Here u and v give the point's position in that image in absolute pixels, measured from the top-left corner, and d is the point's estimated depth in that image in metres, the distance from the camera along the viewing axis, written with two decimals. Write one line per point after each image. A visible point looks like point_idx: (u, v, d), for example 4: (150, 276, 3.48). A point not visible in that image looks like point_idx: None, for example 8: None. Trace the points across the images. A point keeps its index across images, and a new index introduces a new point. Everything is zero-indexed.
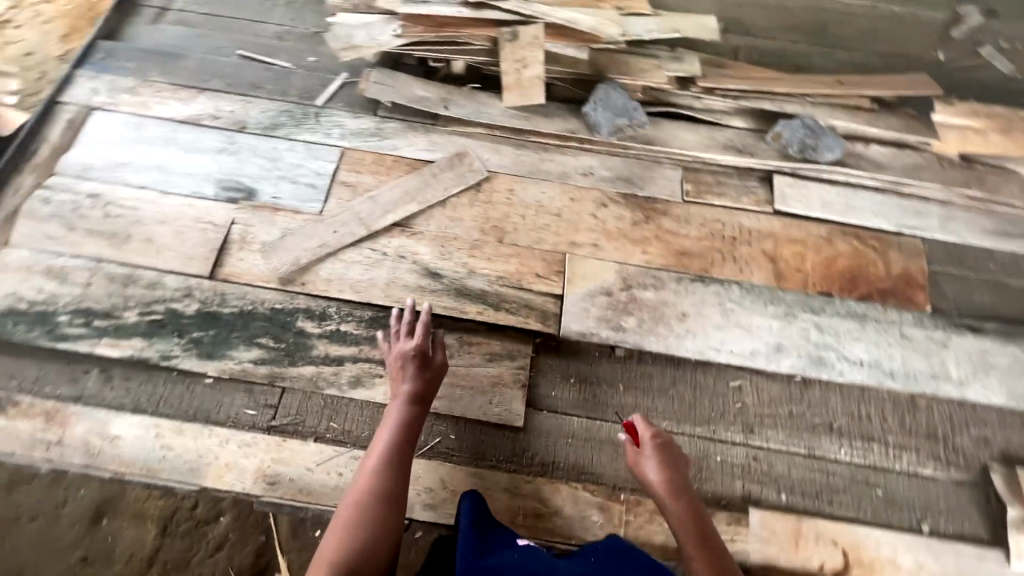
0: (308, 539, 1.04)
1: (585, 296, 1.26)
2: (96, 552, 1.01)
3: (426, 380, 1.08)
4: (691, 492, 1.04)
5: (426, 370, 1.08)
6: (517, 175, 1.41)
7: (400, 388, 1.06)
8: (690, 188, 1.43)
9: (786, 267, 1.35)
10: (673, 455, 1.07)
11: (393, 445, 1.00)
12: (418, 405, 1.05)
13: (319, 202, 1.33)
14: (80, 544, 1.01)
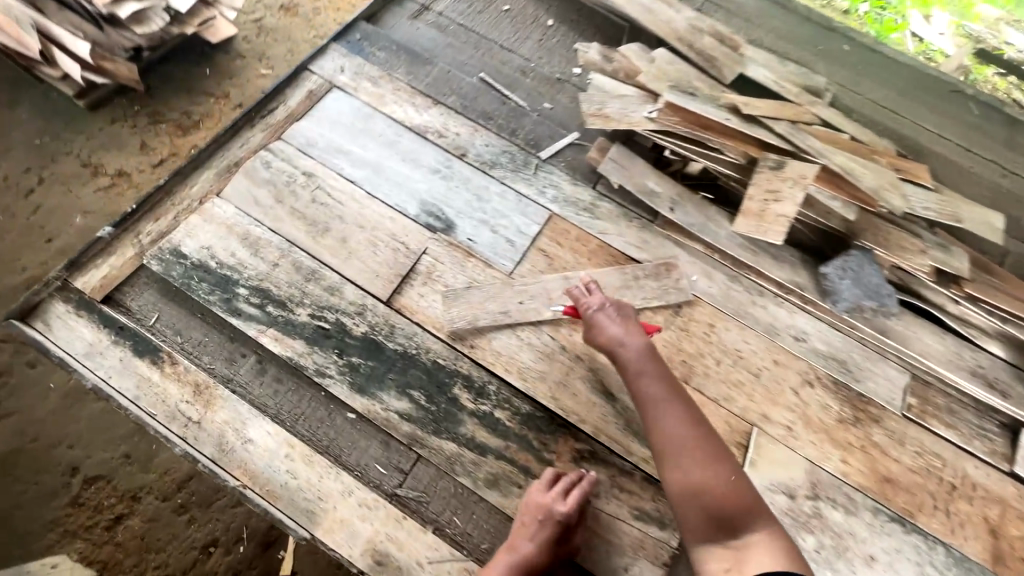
0: None
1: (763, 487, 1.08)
2: (136, 453, 1.44)
3: (549, 554, 0.95)
4: (640, 337, 1.04)
5: (554, 545, 0.96)
6: (722, 311, 1.25)
7: (517, 547, 0.95)
8: (914, 402, 1.21)
9: (1010, 550, 1.09)
10: (621, 311, 1.08)
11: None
12: None
13: (513, 262, 1.24)
14: (126, 443, 1.44)
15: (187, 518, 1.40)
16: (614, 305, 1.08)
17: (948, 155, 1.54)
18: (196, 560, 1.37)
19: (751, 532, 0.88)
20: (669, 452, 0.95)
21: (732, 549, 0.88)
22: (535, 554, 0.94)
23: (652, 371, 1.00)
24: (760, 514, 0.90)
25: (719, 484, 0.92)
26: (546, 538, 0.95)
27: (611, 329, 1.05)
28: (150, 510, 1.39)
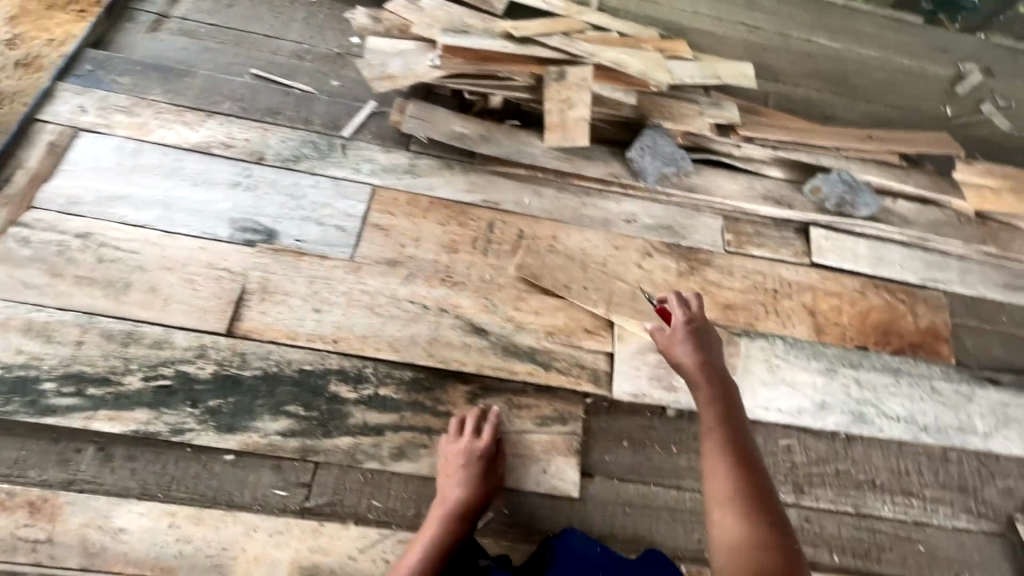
0: None
1: (636, 352, 1.21)
2: None
3: (477, 492, 0.99)
4: (710, 353, 1.05)
5: (479, 482, 0.99)
6: (559, 221, 1.35)
7: (448, 496, 0.98)
8: (731, 237, 1.42)
9: (825, 321, 1.36)
10: (705, 336, 1.08)
11: (431, 555, 0.92)
12: (461, 522, 0.96)
13: (350, 247, 1.21)
14: None
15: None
16: (701, 329, 1.08)
17: (704, 28, 1.75)
18: None
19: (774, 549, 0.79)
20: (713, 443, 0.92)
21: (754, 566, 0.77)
22: (464, 497, 0.98)
23: (722, 375, 1.02)
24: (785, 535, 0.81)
25: (757, 494, 0.85)
26: (469, 478, 0.99)
27: (687, 340, 1.06)
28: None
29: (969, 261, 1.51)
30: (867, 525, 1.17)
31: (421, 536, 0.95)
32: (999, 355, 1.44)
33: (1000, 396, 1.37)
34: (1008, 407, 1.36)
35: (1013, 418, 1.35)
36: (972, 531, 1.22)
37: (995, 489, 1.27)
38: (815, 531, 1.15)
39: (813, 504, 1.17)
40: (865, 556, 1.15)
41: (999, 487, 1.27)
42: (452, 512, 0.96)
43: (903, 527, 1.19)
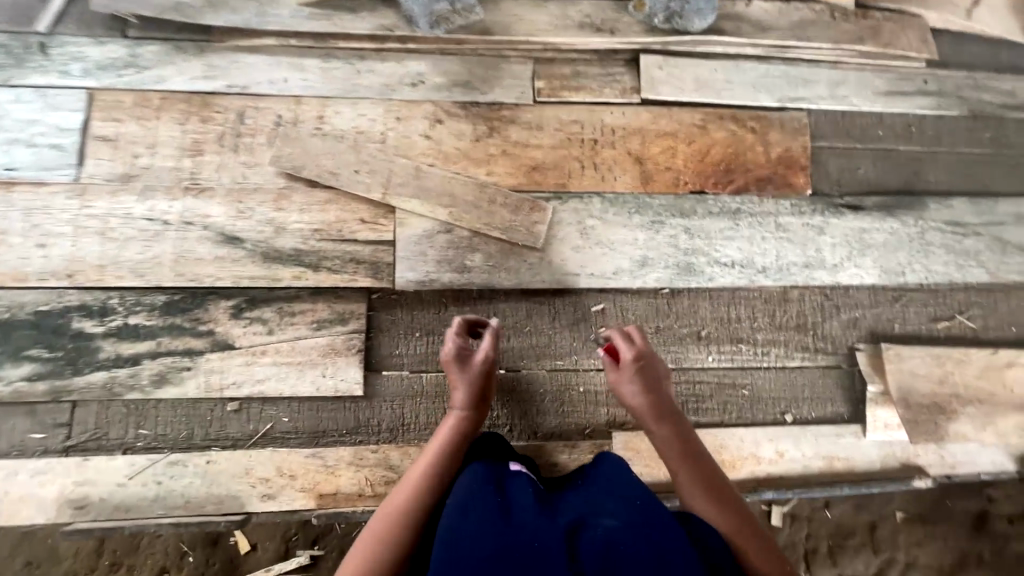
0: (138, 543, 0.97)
1: (421, 236, 1.08)
2: None
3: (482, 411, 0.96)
4: (663, 383, 0.99)
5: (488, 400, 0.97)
6: (327, 97, 1.13)
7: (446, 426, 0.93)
8: (544, 85, 1.19)
9: (654, 168, 1.18)
10: (657, 364, 1.00)
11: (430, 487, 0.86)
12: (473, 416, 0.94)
13: (73, 167, 1.04)
14: (18, 552, 0.94)
15: (127, 568, 0.96)
16: (653, 359, 1.00)
17: None
18: None
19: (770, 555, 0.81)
20: (679, 477, 0.90)
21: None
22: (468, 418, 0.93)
23: (670, 406, 0.96)
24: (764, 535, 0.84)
25: (740, 509, 0.86)
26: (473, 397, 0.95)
27: (637, 378, 0.98)
28: None
29: (842, 67, 1.27)
30: (686, 378, 1.12)
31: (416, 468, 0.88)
32: (870, 177, 1.26)
33: (857, 223, 1.23)
34: (865, 233, 1.22)
35: (870, 245, 1.22)
36: (806, 368, 1.16)
37: (837, 322, 1.19)
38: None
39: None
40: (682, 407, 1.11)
41: (842, 318, 1.19)
42: (442, 459, 0.89)
43: (726, 375, 1.14)
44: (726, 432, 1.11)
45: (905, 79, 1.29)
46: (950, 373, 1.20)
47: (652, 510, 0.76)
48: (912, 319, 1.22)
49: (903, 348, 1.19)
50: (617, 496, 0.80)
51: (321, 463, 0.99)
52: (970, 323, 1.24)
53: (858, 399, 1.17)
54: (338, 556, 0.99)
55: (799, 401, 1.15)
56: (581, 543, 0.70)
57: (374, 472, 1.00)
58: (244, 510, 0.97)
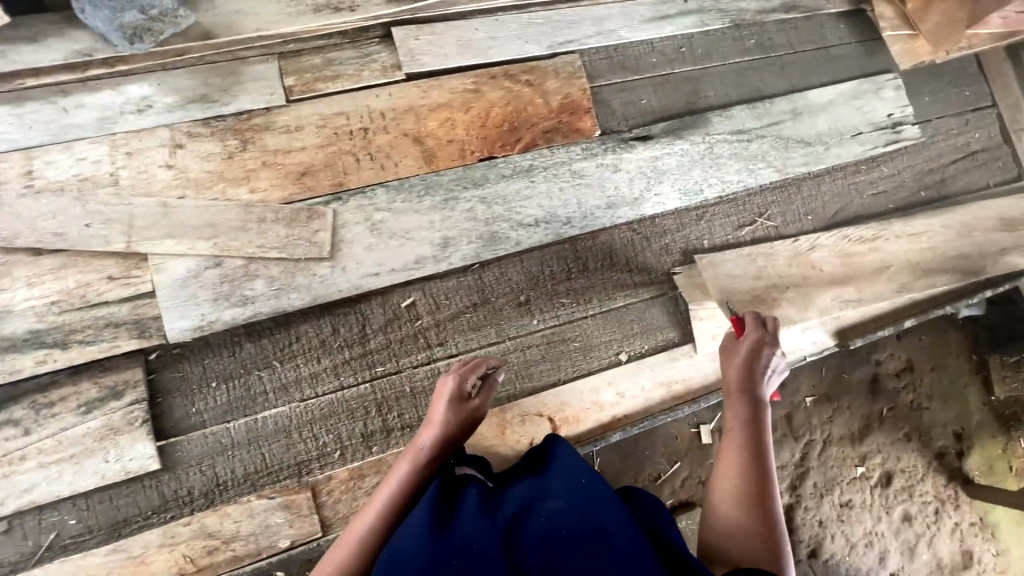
0: None
1: (185, 278, 0.97)
2: None
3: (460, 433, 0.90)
4: (754, 370, 0.92)
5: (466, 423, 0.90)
6: (31, 147, 0.97)
7: (420, 443, 0.86)
8: (294, 81, 1.09)
9: (436, 143, 1.13)
10: (763, 355, 0.94)
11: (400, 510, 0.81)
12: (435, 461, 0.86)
13: None
14: None
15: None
16: (763, 344, 0.95)
17: None
18: None
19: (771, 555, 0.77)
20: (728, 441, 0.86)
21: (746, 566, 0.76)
22: (444, 438, 0.87)
23: (754, 393, 0.90)
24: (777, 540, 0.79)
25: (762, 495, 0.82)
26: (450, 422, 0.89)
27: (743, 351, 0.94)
28: None
29: (603, 2, 1.27)
30: (516, 346, 1.12)
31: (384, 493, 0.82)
32: (653, 105, 1.29)
33: (650, 153, 1.25)
34: (659, 161, 1.25)
35: (666, 170, 1.26)
36: (631, 304, 1.19)
37: (652, 254, 1.23)
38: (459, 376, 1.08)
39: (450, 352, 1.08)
40: (518, 376, 1.11)
41: (654, 250, 1.23)
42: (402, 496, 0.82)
43: (555, 332, 1.14)
44: (565, 389, 1.12)
45: (665, 3, 1.32)
46: (761, 270, 1.28)
47: (598, 485, 0.74)
48: (721, 233, 1.29)
49: (715, 261, 1.24)
50: (564, 477, 0.76)
51: (126, 555, 0.89)
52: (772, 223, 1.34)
53: (684, 320, 1.22)
54: None
55: (631, 340, 1.18)
56: (523, 538, 0.66)
57: (192, 545, 0.91)
58: None
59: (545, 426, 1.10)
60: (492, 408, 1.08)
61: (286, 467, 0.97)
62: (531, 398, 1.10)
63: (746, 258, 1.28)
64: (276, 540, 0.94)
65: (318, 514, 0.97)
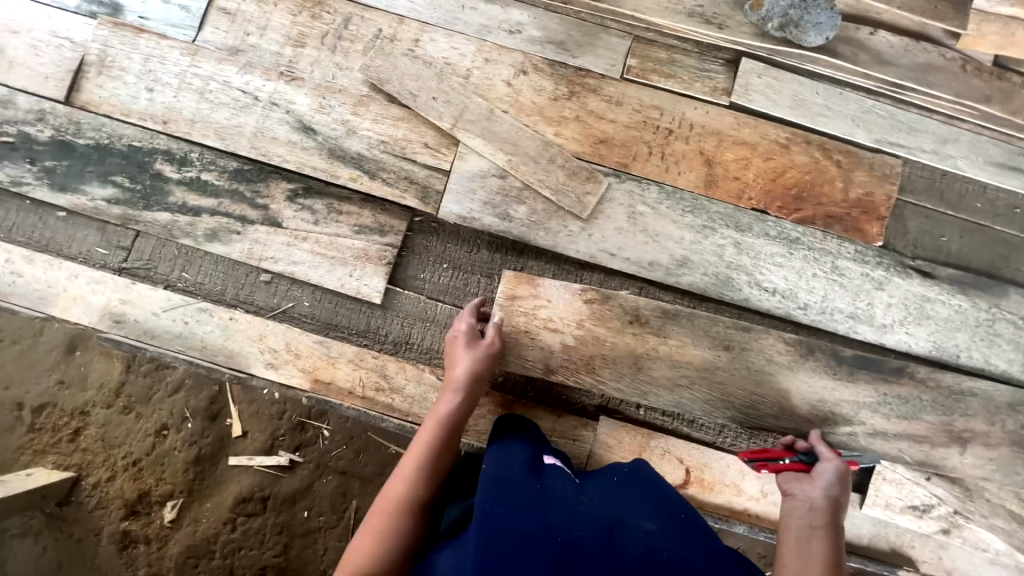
0: (140, 370, 1.27)
1: (474, 174, 1.12)
2: (71, 377, 1.26)
3: (484, 368, 0.99)
4: (819, 480, 0.94)
5: (487, 356, 0.99)
6: (428, 23, 1.17)
7: (453, 375, 0.98)
8: (635, 63, 1.18)
9: (722, 174, 1.15)
10: (836, 482, 0.94)
11: (445, 434, 0.94)
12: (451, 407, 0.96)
13: (192, 30, 1.14)
14: (57, 370, 1.26)
15: (134, 415, 1.26)
16: (828, 466, 0.96)
17: None
18: (154, 443, 1.25)
19: None
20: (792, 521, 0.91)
21: None
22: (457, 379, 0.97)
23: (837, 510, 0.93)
24: None
25: None
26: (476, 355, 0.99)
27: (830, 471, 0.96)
28: (100, 417, 1.26)
29: (957, 124, 1.17)
30: (587, 337, 1.07)
31: (429, 428, 0.95)
32: (951, 248, 1.17)
33: (922, 290, 1.14)
34: (928, 303, 1.14)
35: (931, 316, 1.14)
36: (716, 365, 1.08)
37: (776, 340, 1.09)
38: (524, 336, 1.06)
39: (508, 302, 1.06)
40: (578, 368, 1.07)
41: (777, 338, 1.09)
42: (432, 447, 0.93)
43: (628, 348, 1.07)
44: (713, 454, 1.10)
45: None
46: (931, 445, 1.09)
47: (692, 522, 0.79)
48: (883, 368, 1.09)
49: (840, 389, 1.09)
50: (650, 504, 0.81)
51: (325, 351, 1.06)
52: (954, 397, 1.10)
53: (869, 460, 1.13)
54: (313, 467, 1.26)
55: (698, 401, 1.07)
56: (621, 539, 0.72)
57: (369, 376, 1.05)
58: (248, 370, 1.05)
59: (678, 475, 1.08)
60: (640, 427, 1.10)
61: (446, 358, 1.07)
62: (678, 441, 1.10)
63: (890, 409, 1.09)
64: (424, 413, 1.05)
65: None
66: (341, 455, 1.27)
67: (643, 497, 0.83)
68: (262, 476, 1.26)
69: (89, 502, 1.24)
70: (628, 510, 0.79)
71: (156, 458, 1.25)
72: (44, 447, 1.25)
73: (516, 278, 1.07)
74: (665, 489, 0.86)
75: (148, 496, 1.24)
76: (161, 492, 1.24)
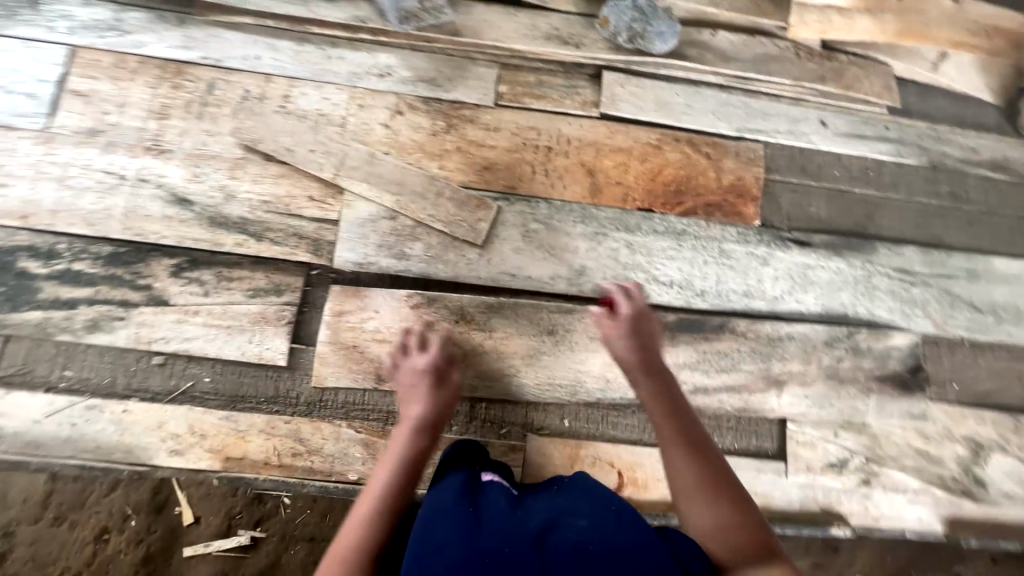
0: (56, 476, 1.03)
1: (365, 220, 1.12)
2: None
3: (438, 404, 0.99)
4: (626, 355, 1.01)
5: (438, 394, 1.00)
6: (295, 77, 1.17)
7: (415, 409, 0.98)
8: (506, 89, 1.22)
9: (605, 181, 1.21)
10: (642, 333, 1.02)
11: (407, 474, 0.91)
12: (417, 437, 0.95)
13: (43, 117, 1.09)
14: None
15: (68, 523, 1.02)
16: (615, 331, 1.03)
17: None
18: (94, 554, 1.01)
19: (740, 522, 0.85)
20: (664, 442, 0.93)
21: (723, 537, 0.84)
22: (422, 411, 0.97)
23: (661, 370, 1.00)
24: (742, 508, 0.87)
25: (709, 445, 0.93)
26: (427, 392, 1.00)
27: (616, 333, 1.03)
28: (27, 537, 1.01)
29: (804, 104, 1.29)
30: None
31: (388, 462, 0.92)
32: (821, 215, 1.28)
33: (802, 259, 1.23)
34: (810, 270, 1.23)
35: (815, 281, 1.23)
36: (541, 350, 1.12)
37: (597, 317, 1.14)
38: (354, 351, 1.07)
39: (335, 318, 1.08)
40: None
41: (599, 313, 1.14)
42: (396, 479, 0.90)
43: (455, 347, 1.10)
44: (642, 450, 1.13)
45: (866, 123, 1.31)
46: (821, 395, 1.20)
47: (626, 511, 0.77)
48: (704, 328, 1.18)
49: (665, 352, 1.16)
50: (590, 497, 0.80)
51: (234, 426, 1.03)
52: (775, 342, 1.19)
53: (781, 419, 1.19)
54: (278, 541, 1.04)
55: (532, 385, 1.11)
56: (549, 544, 0.70)
57: (284, 443, 1.03)
58: (152, 462, 1.01)
59: (611, 479, 1.11)
60: (569, 438, 1.12)
61: (354, 407, 1.07)
62: (606, 445, 1.12)
63: (743, 364, 1.18)
64: (348, 469, 1.04)
65: None
66: (308, 521, 1.04)
67: (584, 491, 0.81)
68: (223, 562, 1.03)
69: None
70: (560, 511, 0.76)
71: (98, 567, 1.01)
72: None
73: (343, 292, 1.09)
74: (595, 484, 0.84)
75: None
76: None
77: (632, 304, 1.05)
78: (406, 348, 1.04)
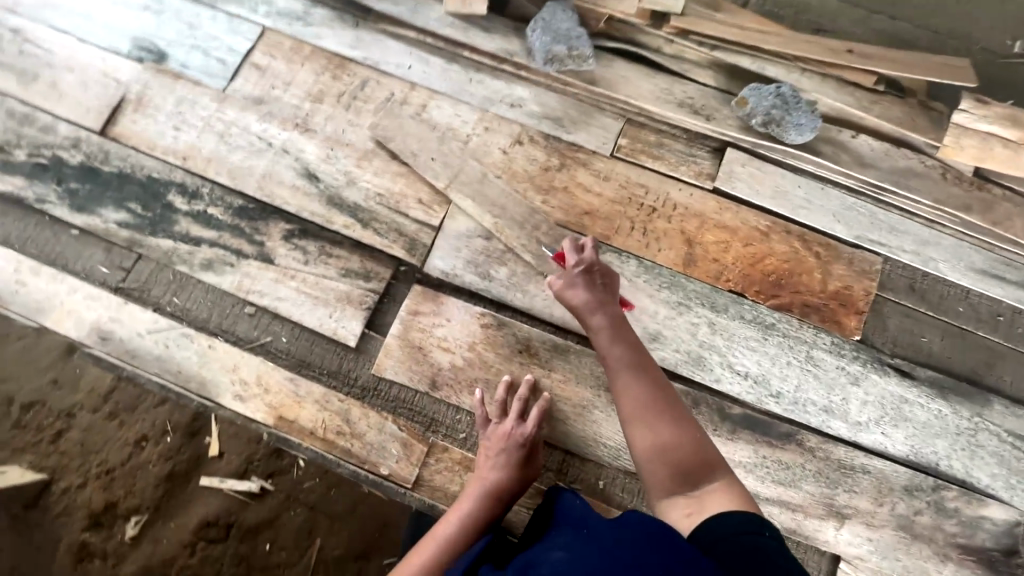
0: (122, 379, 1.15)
1: (461, 233, 1.17)
2: (64, 377, 1.15)
3: (517, 478, 0.99)
4: (593, 316, 0.97)
5: (519, 468, 0.99)
6: (436, 91, 1.27)
7: (492, 471, 0.99)
8: (625, 144, 1.25)
9: (701, 254, 1.18)
10: (599, 285, 1.00)
11: (468, 534, 0.93)
12: (489, 503, 0.96)
13: (225, 80, 1.26)
14: (52, 368, 1.15)
15: (117, 422, 1.14)
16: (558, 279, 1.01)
17: None
18: (131, 456, 1.14)
19: (714, 483, 0.81)
20: (626, 405, 0.89)
21: (696, 499, 0.80)
22: (500, 476, 0.98)
23: (624, 323, 0.97)
24: (710, 468, 0.83)
25: (676, 402, 0.90)
26: (509, 461, 0.99)
27: (575, 279, 1.00)
28: (84, 421, 1.14)
29: (938, 228, 1.20)
30: (475, 360, 1.11)
31: (455, 514, 0.95)
32: (932, 349, 1.16)
33: (899, 390, 1.12)
34: (906, 405, 1.11)
35: (909, 419, 1.11)
36: (595, 404, 1.09)
37: None
38: (418, 352, 1.11)
39: (409, 317, 1.12)
40: (461, 389, 1.10)
41: None
42: (458, 535, 0.93)
43: (512, 376, 1.10)
44: None
45: (1008, 265, 1.19)
46: (889, 546, 1.06)
47: (593, 530, 0.72)
48: (770, 432, 1.10)
49: (723, 444, 1.09)
50: (571, 532, 0.76)
51: (294, 389, 1.09)
52: (847, 471, 1.08)
53: (835, 555, 1.07)
54: (282, 499, 1.13)
55: (577, 437, 1.08)
56: None
57: (332, 419, 1.08)
58: (216, 400, 1.09)
59: None
60: (599, 502, 1.07)
61: (403, 405, 1.10)
62: None
63: (805, 484, 1.08)
64: (380, 463, 1.06)
65: (418, 470, 1.06)
66: (315, 490, 1.14)
67: (566, 528, 0.79)
68: (231, 501, 1.13)
69: (55, 507, 1.12)
70: (541, 550, 0.74)
71: (129, 470, 1.13)
72: (24, 444, 1.14)
73: (423, 294, 1.14)
74: (581, 517, 0.80)
75: (114, 509, 1.12)
76: (128, 505, 1.12)
77: (586, 255, 1.02)
78: (501, 403, 1.06)
